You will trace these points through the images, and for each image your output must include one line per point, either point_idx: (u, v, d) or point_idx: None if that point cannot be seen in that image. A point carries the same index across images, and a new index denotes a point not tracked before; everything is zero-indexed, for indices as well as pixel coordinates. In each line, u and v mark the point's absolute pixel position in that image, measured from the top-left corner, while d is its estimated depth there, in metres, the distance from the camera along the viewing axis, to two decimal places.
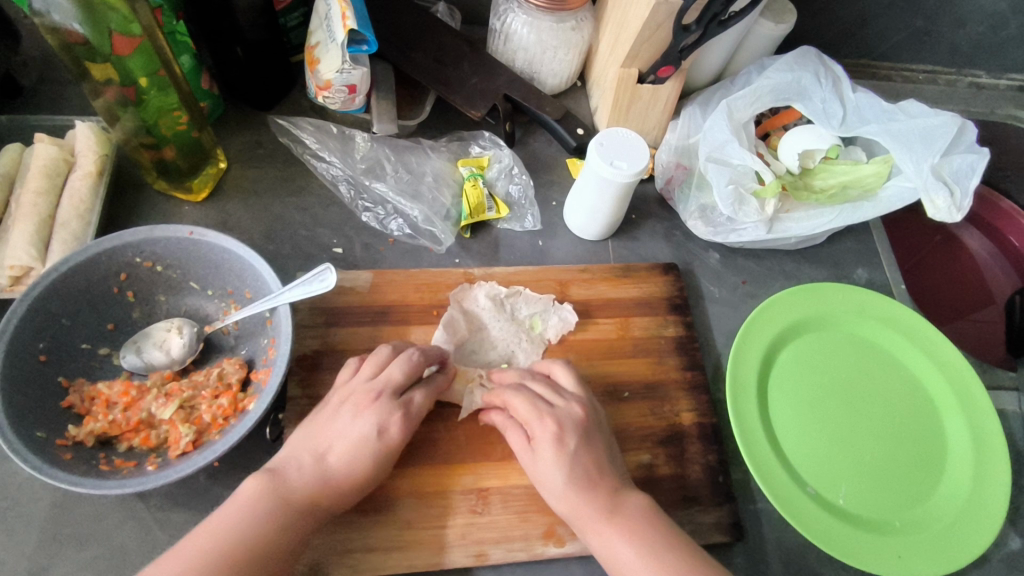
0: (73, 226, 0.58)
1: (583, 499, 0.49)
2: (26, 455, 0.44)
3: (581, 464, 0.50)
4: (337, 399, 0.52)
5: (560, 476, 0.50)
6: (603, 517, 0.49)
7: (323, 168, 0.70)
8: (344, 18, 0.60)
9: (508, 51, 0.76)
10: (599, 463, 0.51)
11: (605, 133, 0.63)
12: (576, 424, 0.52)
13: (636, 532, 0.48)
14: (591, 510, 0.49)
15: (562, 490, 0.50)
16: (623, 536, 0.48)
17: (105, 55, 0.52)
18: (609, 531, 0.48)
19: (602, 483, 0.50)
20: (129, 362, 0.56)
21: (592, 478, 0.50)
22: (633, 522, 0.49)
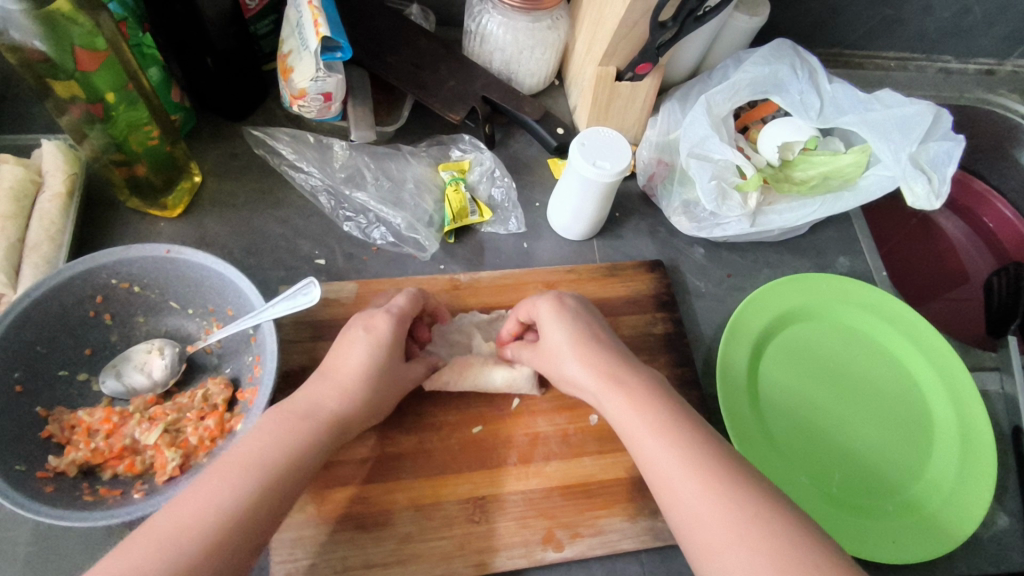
0: (43, 249, 0.56)
1: (586, 364, 0.52)
2: (5, 491, 0.42)
3: (580, 325, 0.54)
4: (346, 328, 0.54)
5: (562, 337, 0.54)
6: (605, 382, 0.50)
7: (302, 179, 0.68)
8: (317, 25, 0.59)
9: (484, 52, 0.75)
10: (592, 341, 0.53)
11: (587, 132, 0.62)
12: (575, 301, 0.57)
13: (626, 388, 0.50)
14: (594, 368, 0.51)
15: (562, 343, 0.53)
16: (623, 398, 0.49)
17: (69, 73, 0.50)
18: (612, 400, 0.50)
19: (601, 359, 0.52)
20: (110, 387, 0.55)
21: (593, 348, 0.53)
22: (636, 383, 0.50)
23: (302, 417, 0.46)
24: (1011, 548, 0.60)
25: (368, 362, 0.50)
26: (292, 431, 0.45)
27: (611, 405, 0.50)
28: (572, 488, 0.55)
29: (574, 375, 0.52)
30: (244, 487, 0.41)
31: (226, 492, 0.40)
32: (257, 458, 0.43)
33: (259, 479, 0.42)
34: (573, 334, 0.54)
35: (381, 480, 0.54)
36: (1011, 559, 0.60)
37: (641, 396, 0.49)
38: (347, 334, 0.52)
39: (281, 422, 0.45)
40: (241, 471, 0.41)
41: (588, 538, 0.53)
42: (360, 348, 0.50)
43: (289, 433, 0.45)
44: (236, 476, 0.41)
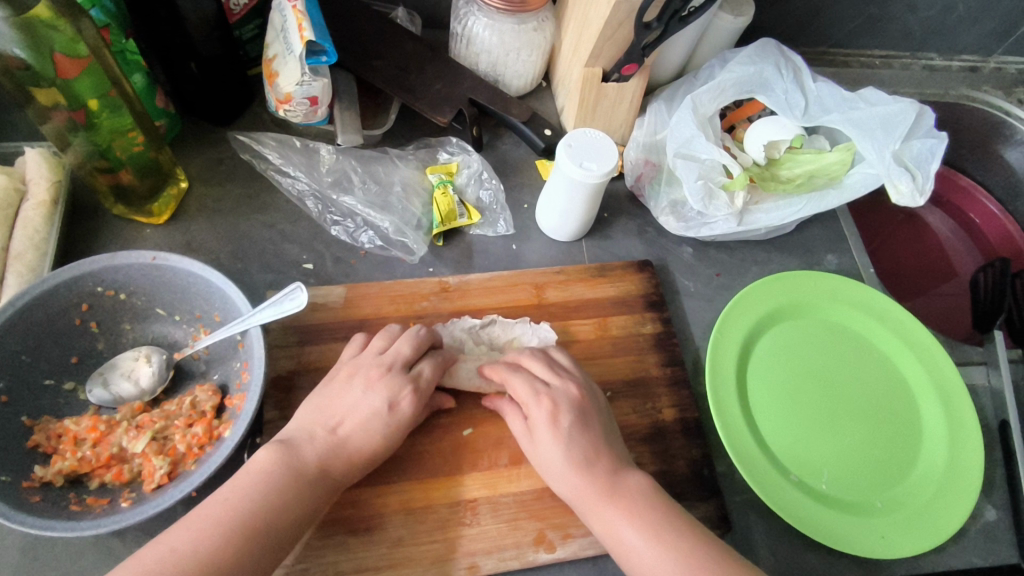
0: (27, 257, 0.56)
1: (582, 482, 0.51)
2: None
3: (579, 447, 0.52)
4: (343, 371, 0.54)
5: (559, 456, 0.52)
6: (602, 499, 0.50)
7: (289, 184, 0.68)
8: (301, 29, 0.59)
9: (470, 55, 0.75)
10: (589, 467, 0.51)
11: (574, 133, 0.62)
12: (570, 404, 0.54)
13: (639, 517, 0.49)
14: (592, 493, 0.50)
15: (563, 471, 0.51)
16: (631, 530, 0.48)
17: (50, 80, 0.50)
18: (601, 518, 0.50)
19: (601, 478, 0.51)
20: (97, 396, 0.54)
21: (592, 470, 0.51)
22: (640, 513, 0.49)
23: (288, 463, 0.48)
24: (998, 539, 0.61)
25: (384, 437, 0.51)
26: (272, 487, 0.46)
27: (611, 529, 0.49)
28: None
29: (568, 492, 0.51)
30: (225, 551, 0.42)
31: (199, 547, 0.42)
32: (235, 517, 0.44)
33: (242, 543, 0.43)
34: (569, 458, 0.51)
35: (371, 485, 0.54)
36: (998, 552, 0.60)
37: (657, 530, 0.48)
38: (362, 398, 0.52)
39: (267, 481, 0.46)
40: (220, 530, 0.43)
41: (579, 538, 0.53)
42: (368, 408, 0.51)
43: (267, 486, 0.46)
44: (216, 537, 0.43)
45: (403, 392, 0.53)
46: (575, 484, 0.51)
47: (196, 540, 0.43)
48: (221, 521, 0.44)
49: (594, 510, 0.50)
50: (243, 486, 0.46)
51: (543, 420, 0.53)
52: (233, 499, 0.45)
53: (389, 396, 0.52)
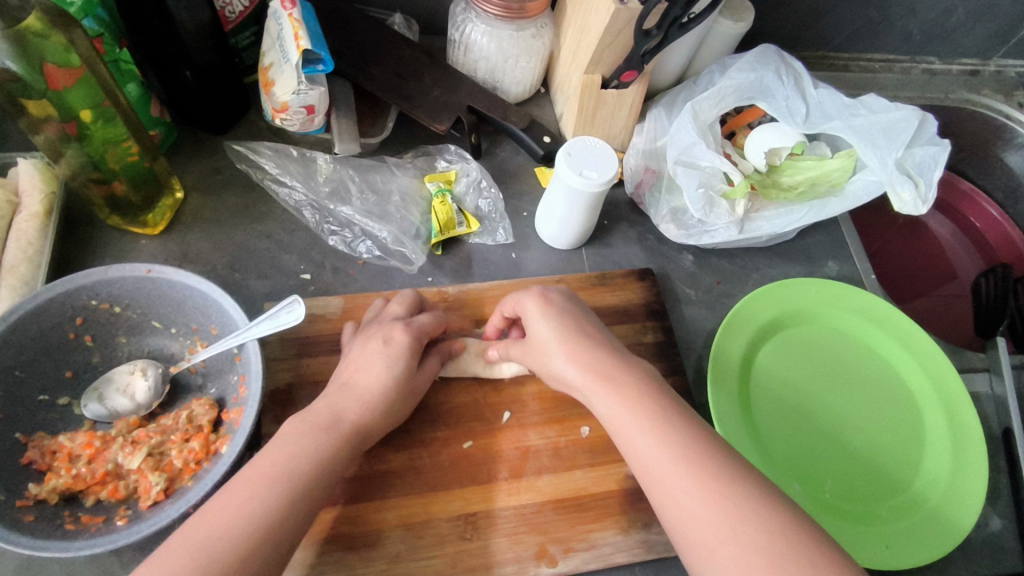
0: (21, 270, 0.55)
1: (579, 364, 0.51)
2: None
3: (569, 333, 0.53)
4: (358, 339, 0.55)
5: (548, 332, 0.53)
6: (595, 381, 0.50)
7: (285, 194, 0.67)
8: (297, 38, 0.58)
9: (468, 61, 0.75)
10: (576, 343, 0.53)
11: (573, 142, 0.62)
12: (556, 300, 0.56)
13: (628, 392, 0.49)
14: (585, 373, 0.51)
15: (554, 343, 0.53)
16: (615, 398, 0.48)
17: (42, 91, 0.49)
18: (599, 396, 0.49)
19: (591, 356, 0.52)
20: (92, 411, 0.54)
21: (582, 345, 0.52)
22: (630, 389, 0.49)
23: (325, 427, 0.48)
24: (1004, 550, 0.60)
25: (387, 377, 0.51)
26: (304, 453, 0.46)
27: (600, 402, 0.49)
28: (564, 502, 0.55)
29: (561, 370, 0.52)
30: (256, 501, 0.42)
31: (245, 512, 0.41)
32: (272, 473, 0.44)
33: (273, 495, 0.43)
34: (560, 332, 0.53)
35: (370, 499, 0.53)
36: (1003, 561, 0.60)
37: (641, 402, 0.48)
38: (363, 345, 0.54)
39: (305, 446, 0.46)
40: (271, 485, 0.43)
41: (581, 552, 0.53)
42: (377, 361, 0.52)
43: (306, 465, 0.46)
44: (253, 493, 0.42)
45: (394, 328, 0.54)
46: (566, 359, 0.52)
47: (247, 499, 0.42)
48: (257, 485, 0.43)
49: (583, 385, 0.51)
50: (276, 452, 0.45)
51: (533, 304, 0.55)
52: (268, 462, 0.44)
53: (383, 335, 0.54)
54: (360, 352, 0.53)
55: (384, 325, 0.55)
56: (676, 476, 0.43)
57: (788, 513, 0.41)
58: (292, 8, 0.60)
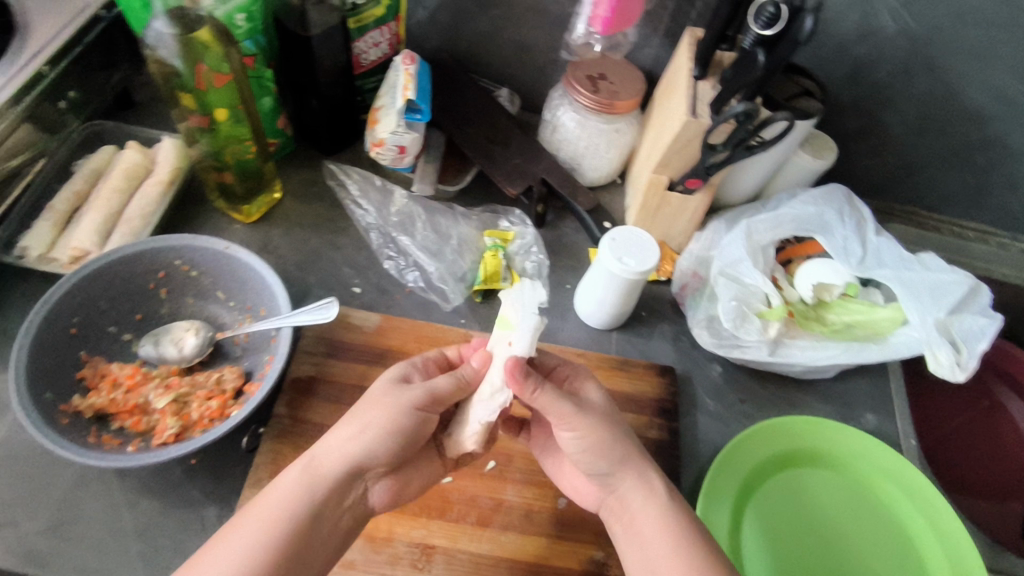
0: (135, 223, 0.66)
1: (620, 446, 0.53)
2: (31, 413, 0.50)
3: (610, 414, 0.55)
4: (375, 389, 0.54)
5: (602, 403, 0.56)
6: (635, 468, 0.53)
7: (360, 216, 0.76)
8: (406, 89, 0.69)
9: (554, 141, 0.82)
10: (642, 467, 0.53)
11: (620, 229, 0.66)
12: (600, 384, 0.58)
13: (664, 500, 0.51)
14: (625, 453, 0.53)
15: (628, 458, 0.53)
16: (651, 491, 0.52)
17: (192, 89, 0.61)
18: (630, 480, 0.52)
19: (633, 444, 0.54)
20: (145, 351, 0.62)
21: (625, 430, 0.55)
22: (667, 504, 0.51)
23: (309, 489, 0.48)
24: None
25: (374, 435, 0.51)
26: (284, 523, 0.46)
27: (629, 484, 0.52)
28: (521, 564, 0.55)
29: (590, 431, 0.53)
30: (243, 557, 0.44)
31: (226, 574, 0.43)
32: (259, 534, 0.45)
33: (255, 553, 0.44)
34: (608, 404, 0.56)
35: None
36: None
37: (675, 514, 0.50)
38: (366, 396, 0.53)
39: (294, 503, 0.47)
40: (256, 551, 0.44)
41: None
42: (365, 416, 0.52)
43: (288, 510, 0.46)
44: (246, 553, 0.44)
45: (384, 389, 0.53)
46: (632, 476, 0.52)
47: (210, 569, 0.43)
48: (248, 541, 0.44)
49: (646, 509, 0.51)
50: (274, 499, 0.47)
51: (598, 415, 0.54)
52: (267, 511, 0.46)
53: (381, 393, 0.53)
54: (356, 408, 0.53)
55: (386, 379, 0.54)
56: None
57: None
58: (410, 65, 0.71)
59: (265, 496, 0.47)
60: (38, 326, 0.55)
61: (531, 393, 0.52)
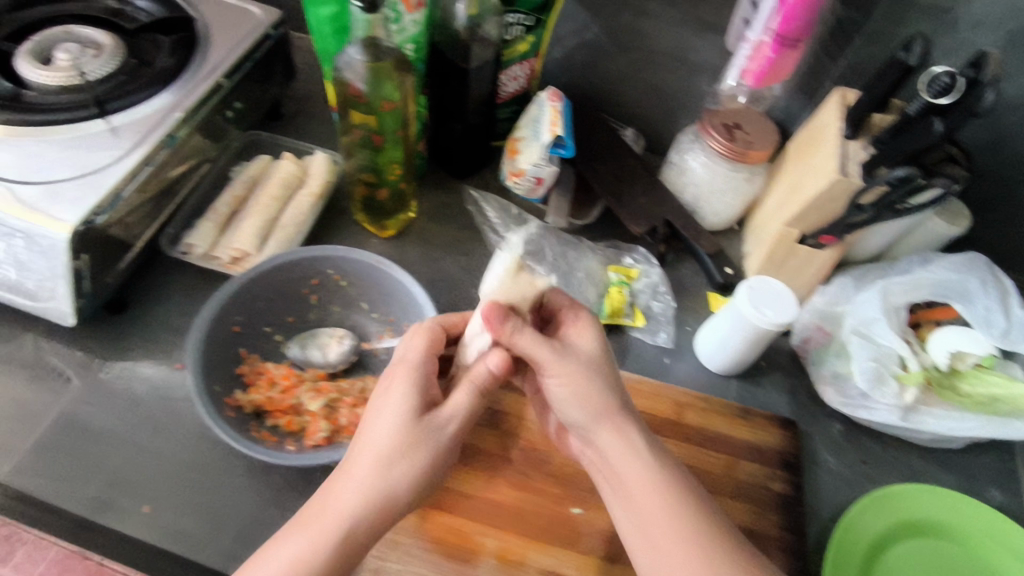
0: (290, 230, 0.71)
1: (599, 398, 0.52)
2: (204, 403, 0.54)
3: (586, 360, 0.54)
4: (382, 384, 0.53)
5: (585, 350, 0.55)
6: (617, 420, 0.52)
7: (497, 242, 0.78)
8: (553, 125, 0.71)
9: (679, 183, 0.84)
10: (620, 418, 0.52)
11: (758, 279, 0.66)
12: (598, 334, 0.56)
13: (635, 453, 0.51)
14: (603, 403, 0.52)
15: (605, 413, 0.52)
16: (620, 442, 0.51)
17: (369, 112, 0.65)
18: (604, 431, 0.51)
19: (609, 394, 0.53)
20: (294, 353, 0.65)
21: (600, 376, 0.54)
22: (654, 467, 0.50)
23: (322, 520, 0.46)
24: None
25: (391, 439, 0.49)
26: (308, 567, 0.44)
27: (603, 437, 0.51)
28: None
29: (574, 389, 0.52)
30: None
31: None
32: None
33: None
34: (599, 353, 0.55)
35: (477, 518, 0.57)
36: None
37: (672, 484, 0.49)
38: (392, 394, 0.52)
39: (315, 544, 0.45)
40: None
41: None
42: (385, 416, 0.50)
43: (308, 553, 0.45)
44: None
45: (396, 381, 0.53)
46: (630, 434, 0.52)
47: None
48: None
49: (638, 466, 0.50)
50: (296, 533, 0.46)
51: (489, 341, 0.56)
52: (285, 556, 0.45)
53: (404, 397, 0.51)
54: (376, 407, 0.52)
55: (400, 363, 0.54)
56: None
57: None
58: (556, 102, 0.73)
59: (286, 532, 0.46)
60: (206, 324, 0.58)
61: (510, 336, 0.54)
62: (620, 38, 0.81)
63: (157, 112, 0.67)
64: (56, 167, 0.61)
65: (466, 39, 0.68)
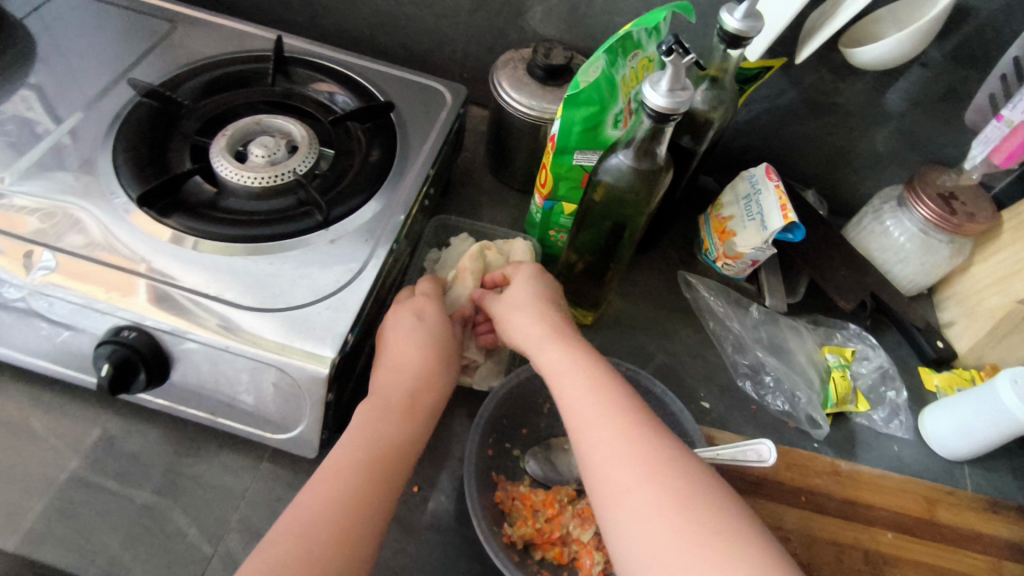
0: None
1: (538, 321, 0.55)
2: (496, 550, 0.52)
3: (531, 295, 0.58)
4: (406, 308, 0.58)
5: (530, 284, 0.59)
6: (549, 338, 0.54)
7: (721, 329, 0.75)
8: (784, 211, 0.66)
9: (872, 245, 0.80)
10: (546, 330, 0.54)
11: (1021, 370, 0.65)
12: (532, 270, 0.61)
13: (579, 372, 0.51)
14: (541, 330, 0.55)
15: (541, 328, 0.55)
16: (569, 361, 0.52)
17: (621, 212, 0.62)
18: (550, 350, 0.53)
19: (551, 318, 0.56)
20: (532, 469, 0.63)
21: (548, 311, 0.56)
22: (570, 369, 0.51)
23: (359, 444, 0.49)
24: None
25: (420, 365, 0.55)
26: (332, 507, 0.45)
27: (548, 354, 0.53)
28: None
29: (517, 319, 0.56)
30: (311, 543, 0.43)
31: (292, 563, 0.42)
32: (321, 514, 0.45)
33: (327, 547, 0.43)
34: (535, 293, 0.58)
35: None
36: None
37: (611, 400, 0.49)
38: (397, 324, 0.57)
39: (340, 484, 0.47)
40: (330, 536, 0.44)
41: None
42: (409, 332, 0.56)
43: (335, 495, 0.46)
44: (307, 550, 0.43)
45: (419, 303, 0.59)
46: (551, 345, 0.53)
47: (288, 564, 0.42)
48: (298, 540, 0.43)
49: (579, 386, 0.50)
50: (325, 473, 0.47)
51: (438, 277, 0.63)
52: (320, 497, 0.46)
53: (414, 311, 0.58)
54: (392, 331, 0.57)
55: (413, 300, 0.59)
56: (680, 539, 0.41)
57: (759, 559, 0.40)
58: (779, 182, 0.69)
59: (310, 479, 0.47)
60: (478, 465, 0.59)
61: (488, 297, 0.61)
62: (817, 101, 0.77)
63: (377, 215, 0.62)
64: (296, 287, 0.56)
65: (705, 121, 0.65)
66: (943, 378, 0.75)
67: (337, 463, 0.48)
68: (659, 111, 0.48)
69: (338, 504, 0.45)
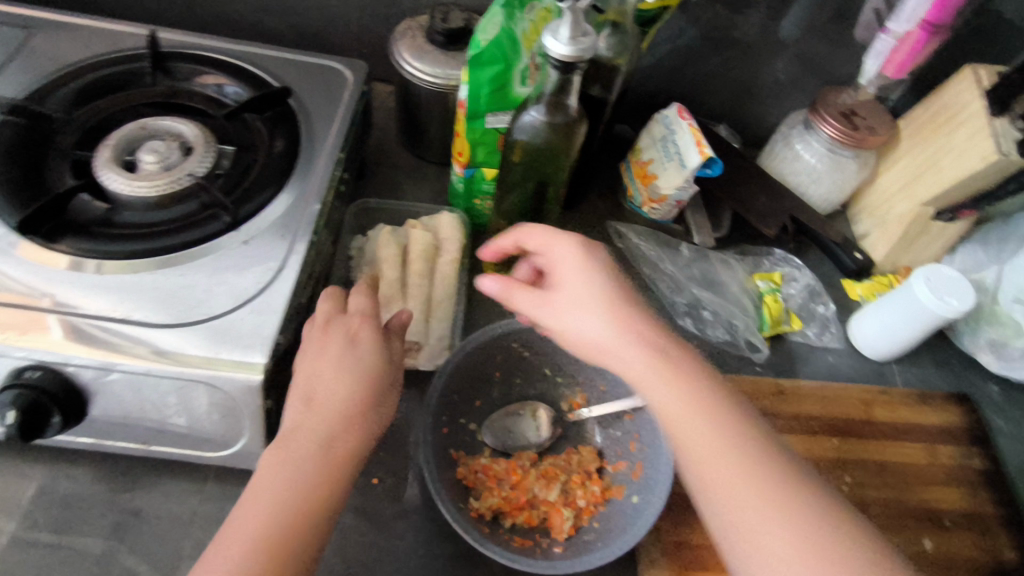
0: (445, 306, 0.64)
1: (571, 298, 0.49)
2: (467, 528, 0.51)
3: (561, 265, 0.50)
4: (336, 327, 0.52)
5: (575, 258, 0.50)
6: (609, 320, 0.47)
7: (658, 272, 0.76)
8: (701, 146, 0.67)
9: (785, 170, 0.82)
10: (583, 304, 0.48)
11: (932, 268, 0.69)
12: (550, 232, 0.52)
13: (646, 355, 0.46)
14: (580, 306, 0.48)
15: (589, 310, 0.48)
16: (613, 338, 0.47)
17: (543, 170, 0.61)
18: (595, 330, 0.47)
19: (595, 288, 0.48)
20: (492, 440, 0.63)
21: (587, 281, 0.49)
22: (617, 347, 0.47)
23: (284, 465, 0.45)
24: None
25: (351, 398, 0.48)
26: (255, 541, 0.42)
27: (585, 331, 0.48)
28: None
29: (535, 296, 0.50)
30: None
31: None
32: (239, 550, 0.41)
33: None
34: (572, 264, 0.50)
35: None
36: None
37: (683, 377, 0.45)
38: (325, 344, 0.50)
39: (259, 517, 0.42)
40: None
41: None
42: (337, 360, 0.50)
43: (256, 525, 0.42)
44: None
45: (352, 325, 0.52)
46: (595, 313, 0.47)
47: None
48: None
49: (636, 359, 0.46)
50: (247, 503, 0.43)
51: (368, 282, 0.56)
52: (242, 525, 0.42)
53: (347, 334, 0.51)
54: (317, 353, 0.50)
55: (346, 319, 0.52)
56: (772, 531, 0.41)
57: (863, 526, 0.41)
58: (691, 120, 0.70)
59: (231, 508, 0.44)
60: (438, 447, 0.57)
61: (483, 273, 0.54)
62: (718, 36, 0.78)
63: (291, 208, 0.59)
64: (213, 296, 0.53)
65: (612, 67, 0.65)
66: (865, 287, 0.79)
67: (259, 490, 0.44)
68: (566, 61, 0.47)
69: (257, 537, 0.42)
